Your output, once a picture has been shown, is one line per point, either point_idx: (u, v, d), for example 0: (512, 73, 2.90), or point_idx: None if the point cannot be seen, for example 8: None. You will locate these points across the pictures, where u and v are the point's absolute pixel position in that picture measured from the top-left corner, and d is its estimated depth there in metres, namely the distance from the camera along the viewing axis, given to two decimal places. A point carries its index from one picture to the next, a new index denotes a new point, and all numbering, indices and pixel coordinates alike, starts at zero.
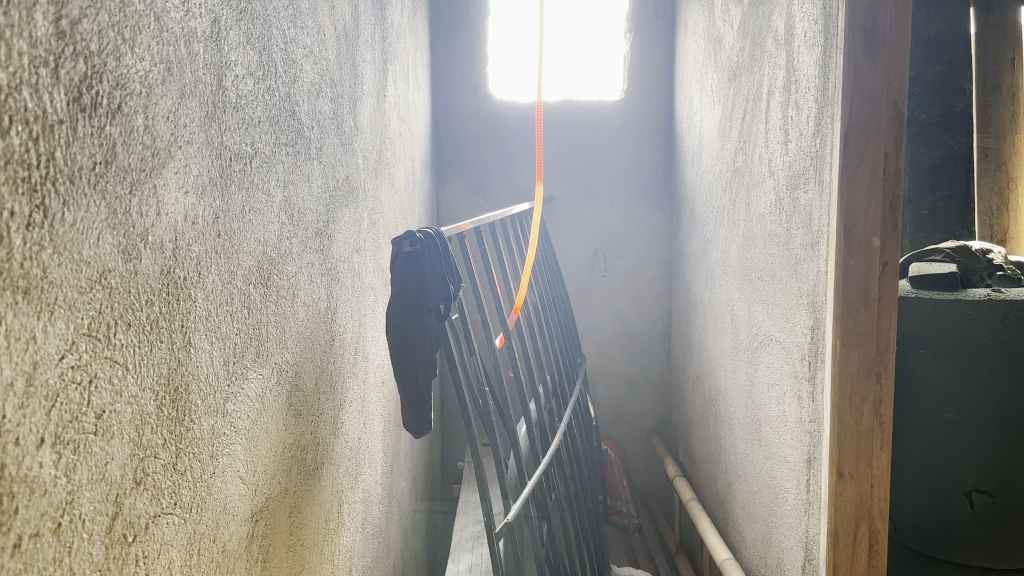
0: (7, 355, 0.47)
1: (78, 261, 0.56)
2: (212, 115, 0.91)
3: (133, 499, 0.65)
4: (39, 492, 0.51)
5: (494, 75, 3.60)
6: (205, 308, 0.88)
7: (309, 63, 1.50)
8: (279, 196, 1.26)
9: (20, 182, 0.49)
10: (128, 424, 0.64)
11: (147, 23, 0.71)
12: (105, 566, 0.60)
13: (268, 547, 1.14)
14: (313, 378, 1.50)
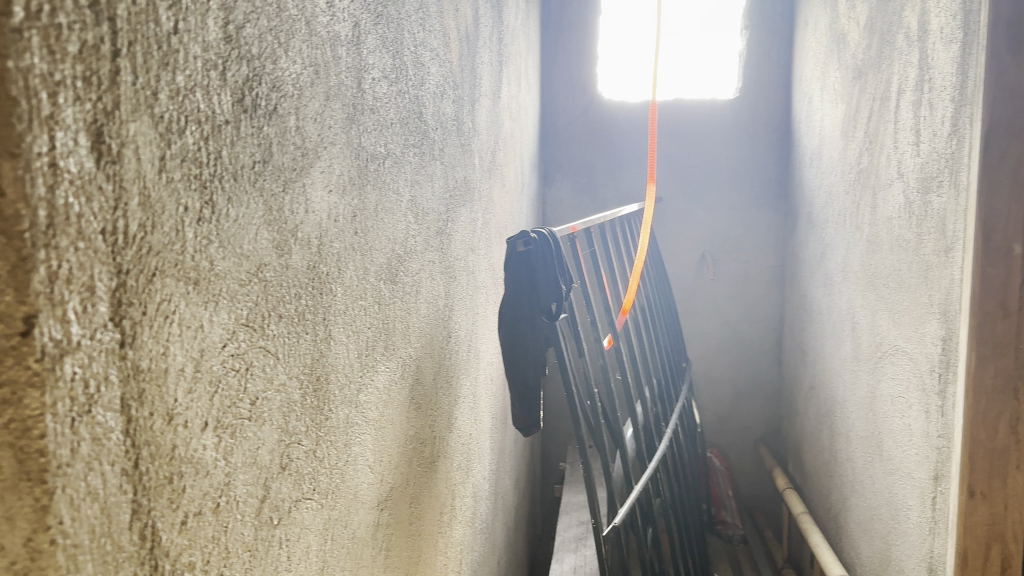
0: (181, 343, 0.50)
1: (240, 255, 0.60)
2: (352, 117, 0.94)
3: (279, 483, 0.68)
4: (202, 476, 0.53)
5: (606, 75, 3.59)
6: (343, 302, 0.91)
7: (435, 66, 1.52)
8: (406, 196, 1.29)
9: (191, 180, 0.52)
10: (277, 412, 0.68)
11: (299, 30, 0.74)
12: (255, 547, 0.63)
13: (391, 537, 1.17)
14: (432, 374, 1.53)
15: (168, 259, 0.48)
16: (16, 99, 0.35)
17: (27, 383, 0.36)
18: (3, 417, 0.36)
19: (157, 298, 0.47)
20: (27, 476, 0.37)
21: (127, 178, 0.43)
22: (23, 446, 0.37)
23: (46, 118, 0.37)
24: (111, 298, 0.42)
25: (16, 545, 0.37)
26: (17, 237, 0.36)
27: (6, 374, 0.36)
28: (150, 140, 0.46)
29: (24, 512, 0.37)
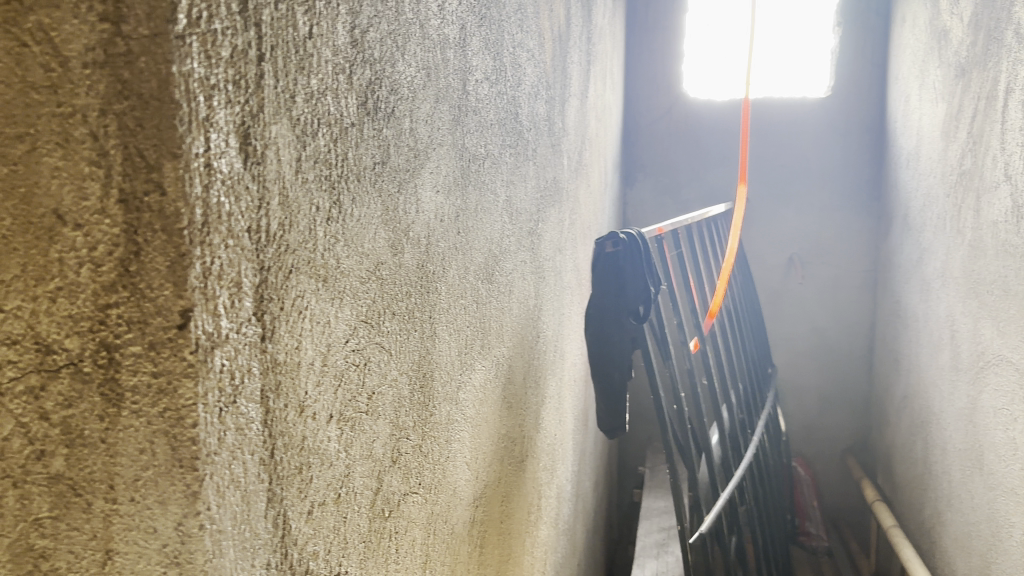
0: (311, 337, 0.52)
1: (361, 254, 0.63)
2: (457, 118, 0.95)
3: (390, 477, 0.71)
4: (327, 467, 0.55)
5: (692, 74, 3.54)
6: (447, 301, 0.93)
7: (531, 66, 1.53)
8: (502, 196, 1.30)
9: (321, 180, 0.54)
10: (388, 406, 0.71)
11: (413, 33, 0.75)
12: (369, 538, 0.65)
13: (484, 534, 1.17)
14: (522, 372, 1.53)
15: (302, 256, 0.50)
16: (178, 102, 0.37)
17: (180, 375, 0.39)
18: (158, 407, 0.39)
19: (293, 293, 0.49)
20: (180, 462, 0.39)
21: (270, 177, 0.45)
22: (176, 434, 0.39)
23: (202, 121, 0.39)
24: (256, 293, 0.44)
25: (167, 529, 0.40)
26: (176, 234, 0.38)
27: (162, 366, 0.38)
28: (289, 141, 0.48)
29: (176, 496, 0.40)
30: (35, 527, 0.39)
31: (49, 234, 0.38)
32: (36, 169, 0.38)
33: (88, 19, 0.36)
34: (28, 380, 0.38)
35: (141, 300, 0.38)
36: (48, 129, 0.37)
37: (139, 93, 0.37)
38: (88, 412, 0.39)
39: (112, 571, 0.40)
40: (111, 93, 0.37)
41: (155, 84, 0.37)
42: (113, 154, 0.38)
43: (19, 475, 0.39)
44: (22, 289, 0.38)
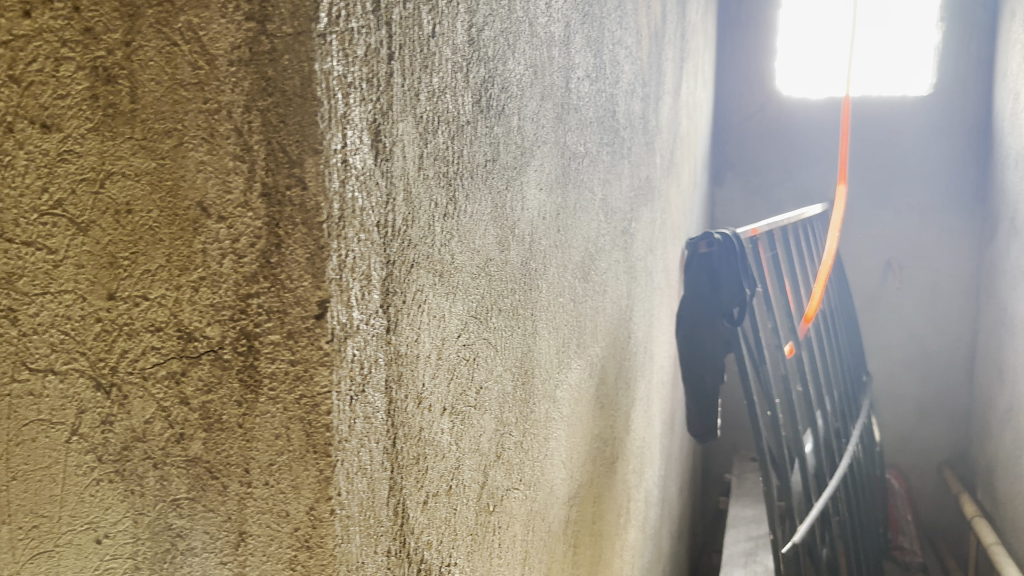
0: (426, 330, 0.55)
1: (473, 249, 0.64)
2: (560, 116, 0.95)
3: (495, 472, 0.72)
4: (438, 458, 0.58)
5: (784, 70, 3.42)
6: (547, 298, 0.93)
7: (628, 63, 1.51)
8: (600, 194, 1.27)
9: (437, 177, 0.56)
10: (496, 402, 0.72)
11: (523, 30, 0.76)
12: (476, 530, 0.67)
13: (578, 531, 1.17)
14: (615, 373, 1.49)
15: (421, 252, 0.53)
16: (319, 99, 0.40)
17: (316, 363, 0.41)
18: (295, 393, 0.42)
19: (413, 287, 0.52)
20: (314, 449, 0.42)
21: (396, 174, 0.48)
22: (311, 420, 0.42)
23: (339, 119, 0.41)
24: (382, 285, 0.47)
25: (299, 512, 0.43)
26: (316, 227, 0.41)
27: (299, 354, 0.41)
28: (412, 139, 0.51)
29: (308, 481, 0.42)
30: (172, 506, 0.44)
31: (194, 226, 0.41)
32: (183, 163, 0.41)
33: (235, 19, 0.39)
34: (170, 365, 0.43)
35: (282, 291, 0.41)
36: (195, 124, 0.41)
37: (283, 90, 0.39)
38: (227, 397, 0.42)
39: (244, 551, 0.44)
40: (255, 90, 0.40)
41: (298, 81, 0.39)
42: (256, 150, 0.40)
43: (160, 456, 0.43)
44: (166, 278, 0.42)
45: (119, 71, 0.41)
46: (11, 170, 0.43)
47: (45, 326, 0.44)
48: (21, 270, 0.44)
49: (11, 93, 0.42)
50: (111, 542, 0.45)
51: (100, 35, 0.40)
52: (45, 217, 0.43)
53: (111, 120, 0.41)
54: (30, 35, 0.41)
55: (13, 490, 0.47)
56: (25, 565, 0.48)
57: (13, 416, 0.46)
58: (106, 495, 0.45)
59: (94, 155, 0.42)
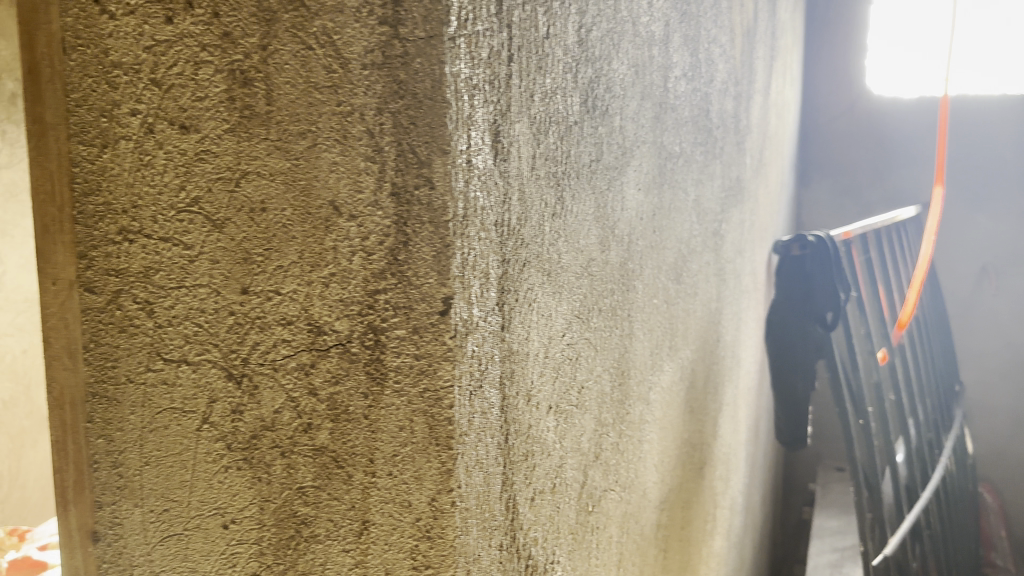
0: (535, 329, 0.55)
1: (577, 249, 0.64)
2: (658, 115, 0.94)
3: (594, 472, 0.72)
4: (543, 457, 0.58)
5: (872, 69, 3.31)
6: (643, 299, 0.92)
7: (722, 61, 1.48)
8: (694, 193, 1.25)
9: (548, 177, 0.56)
10: (595, 403, 0.72)
11: (627, 30, 0.76)
12: (577, 528, 0.67)
13: (668, 536, 1.15)
14: (704, 377, 1.46)
15: (533, 252, 0.54)
16: (448, 101, 0.41)
17: (441, 357, 0.43)
18: (419, 386, 0.44)
19: (525, 285, 0.53)
20: (436, 441, 0.44)
21: (512, 174, 0.50)
22: (434, 413, 0.44)
23: (465, 120, 0.43)
24: (498, 282, 0.48)
25: (421, 503, 0.44)
26: (442, 225, 0.42)
27: (424, 348, 0.44)
28: (527, 139, 0.52)
29: (430, 472, 0.44)
30: (298, 494, 0.46)
31: (326, 225, 0.44)
32: (317, 163, 0.44)
33: (369, 24, 0.42)
34: (300, 357, 0.46)
35: (408, 287, 0.44)
36: (328, 126, 0.43)
37: (414, 92, 0.42)
38: (354, 389, 0.45)
39: (366, 540, 0.46)
40: (388, 93, 0.42)
41: (428, 83, 0.41)
42: (387, 150, 0.43)
43: (287, 445, 0.47)
44: (299, 274, 0.45)
45: (255, 74, 0.44)
46: (151, 169, 0.47)
47: (180, 317, 0.48)
48: (158, 265, 0.48)
49: (152, 96, 0.46)
50: (238, 526, 0.49)
51: (238, 40, 0.44)
52: (182, 214, 0.47)
53: (248, 122, 0.45)
54: (172, 40, 0.45)
55: (146, 475, 0.50)
56: (156, 548, 0.51)
57: (148, 403, 0.50)
58: (234, 482, 0.48)
59: (230, 155, 0.45)
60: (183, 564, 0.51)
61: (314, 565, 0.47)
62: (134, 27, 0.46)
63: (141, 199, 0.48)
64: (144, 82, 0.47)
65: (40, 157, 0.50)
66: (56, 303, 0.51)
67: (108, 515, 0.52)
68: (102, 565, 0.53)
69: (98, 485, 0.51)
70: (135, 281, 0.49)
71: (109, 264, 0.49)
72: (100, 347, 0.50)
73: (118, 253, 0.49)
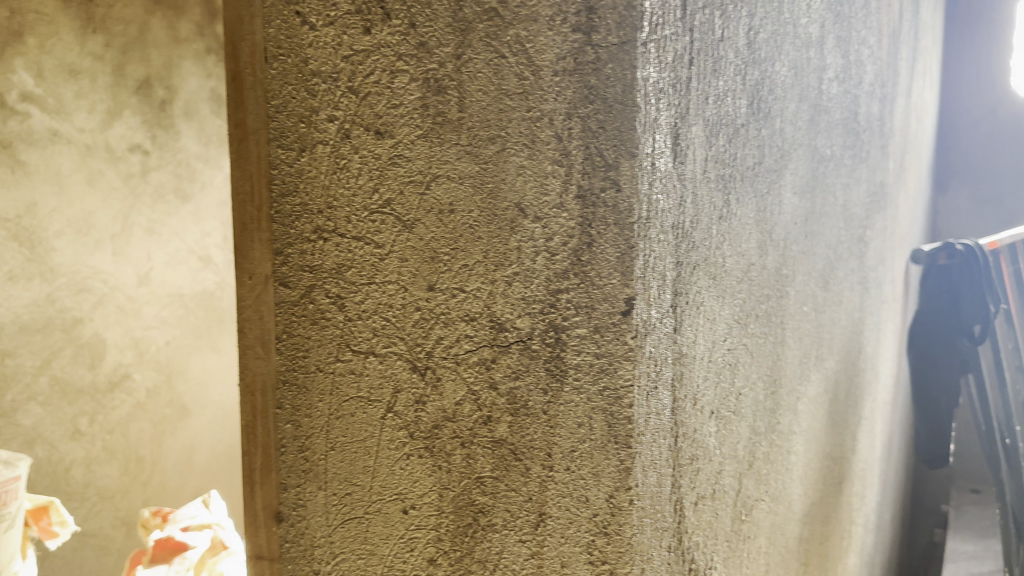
0: (702, 332, 0.55)
1: (739, 254, 0.64)
2: (813, 117, 0.92)
3: (747, 481, 0.71)
4: (706, 462, 0.58)
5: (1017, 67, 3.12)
6: (794, 305, 0.90)
7: (870, 63, 1.43)
8: (842, 198, 1.21)
9: (717, 180, 0.56)
10: (749, 411, 0.71)
11: (788, 32, 0.75)
12: (732, 536, 0.67)
13: (808, 549, 1.13)
14: (845, 388, 1.41)
15: (701, 255, 0.54)
16: (640, 105, 0.43)
17: (622, 357, 0.44)
18: (599, 384, 0.45)
19: (695, 289, 0.53)
20: (615, 439, 0.45)
21: (688, 177, 0.50)
22: (614, 412, 0.45)
23: (652, 125, 0.44)
24: (673, 286, 0.48)
25: (599, 499, 0.46)
26: (627, 227, 0.43)
27: (606, 348, 0.45)
28: (701, 143, 0.52)
29: (609, 470, 0.45)
30: (477, 483, 0.50)
31: (512, 225, 0.47)
32: (504, 167, 0.47)
33: (562, 31, 0.44)
34: (481, 352, 0.49)
35: (590, 287, 0.45)
36: (518, 131, 0.46)
37: (604, 97, 0.43)
38: (533, 384, 0.47)
39: (543, 532, 0.48)
40: (578, 98, 0.44)
41: (620, 88, 0.43)
42: (574, 154, 0.44)
43: (468, 436, 0.50)
44: (483, 273, 0.48)
45: (449, 82, 0.47)
46: (346, 173, 0.51)
47: (369, 311, 0.52)
48: (349, 262, 0.52)
49: (349, 103, 0.50)
50: (417, 512, 0.52)
51: (433, 49, 0.48)
52: (374, 215, 0.51)
53: (440, 128, 0.48)
54: (369, 50, 0.49)
55: (331, 459, 0.54)
56: (336, 530, 0.55)
57: (335, 392, 0.53)
58: (416, 469, 0.52)
59: (422, 160, 0.49)
60: (362, 547, 0.54)
61: (492, 553, 0.49)
62: (334, 37, 0.50)
63: (336, 200, 0.52)
64: (341, 90, 0.51)
65: (241, 161, 0.54)
66: (252, 296, 0.55)
67: (293, 496, 0.56)
68: (284, 545, 0.56)
69: (284, 468, 0.56)
70: (327, 276, 0.53)
71: (303, 260, 0.53)
72: (292, 337, 0.54)
73: (313, 251, 0.53)
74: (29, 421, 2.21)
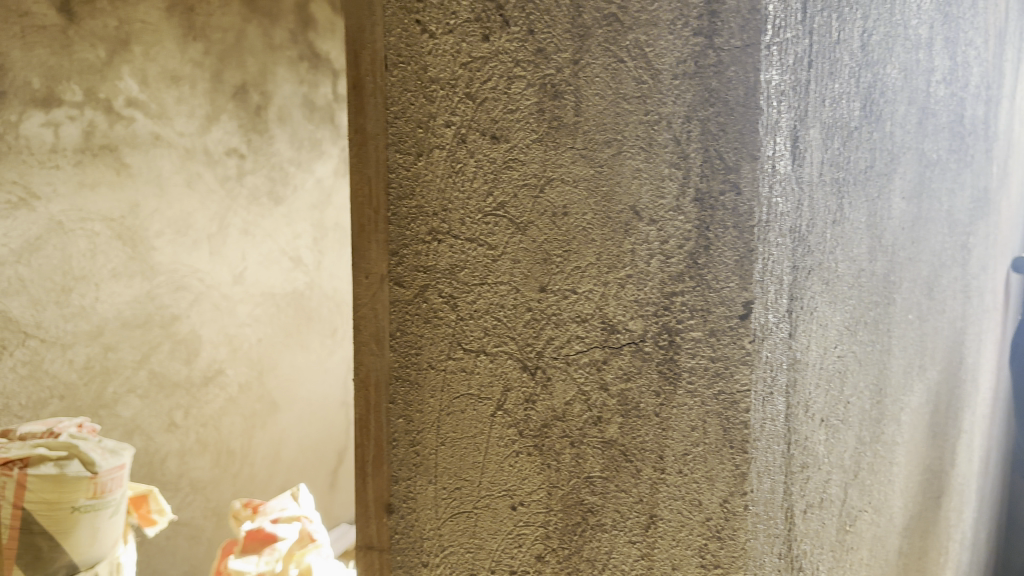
0: (814, 338, 0.55)
1: (850, 259, 0.63)
2: (921, 120, 0.90)
3: (852, 492, 0.70)
4: (815, 470, 0.57)
5: None
6: (900, 313, 0.87)
7: (977, 65, 1.38)
8: (947, 205, 1.17)
9: (831, 184, 0.56)
10: (855, 419, 0.69)
11: (900, 34, 0.73)
12: (837, 545, 0.65)
13: (907, 564, 1.09)
14: (946, 400, 1.37)
15: (816, 259, 0.53)
16: (762, 108, 0.43)
17: (738, 361, 0.45)
18: (713, 388, 0.45)
19: (808, 293, 0.52)
20: (730, 444, 0.45)
21: (805, 180, 0.50)
22: (729, 416, 0.45)
23: (774, 127, 0.44)
24: (790, 290, 0.48)
25: (713, 503, 0.46)
26: (747, 230, 0.44)
27: (721, 351, 0.45)
28: (818, 146, 0.52)
29: (723, 474, 0.46)
30: (586, 483, 0.50)
31: (626, 227, 0.47)
32: (620, 170, 0.47)
33: (683, 35, 0.44)
34: (592, 353, 0.49)
35: (706, 290, 0.45)
36: (635, 134, 0.46)
37: (726, 100, 0.43)
38: (646, 387, 0.48)
39: (653, 534, 0.48)
40: (698, 101, 0.44)
41: (743, 91, 0.43)
42: (693, 156, 0.45)
43: (577, 436, 0.50)
44: (596, 275, 0.49)
45: (566, 87, 0.48)
46: (461, 177, 0.52)
47: (481, 311, 0.53)
48: (463, 263, 0.53)
49: (466, 109, 0.52)
50: (525, 509, 0.53)
51: (551, 55, 0.49)
52: (488, 218, 0.52)
53: (555, 133, 0.49)
54: (486, 57, 0.51)
55: (441, 454, 0.55)
56: (446, 523, 0.56)
57: (447, 388, 0.55)
58: (524, 467, 0.53)
59: (536, 163, 0.50)
60: (470, 540, 0.55)
61: (600, 553, 0.50)
62: (453, 45, 0.52)
63: (451, 203, 0.53)
64: (459, 96, 0.52)
65: (361, 165, 0.56)
66: (368, 295, 0.56)
67: (404, 489, 0.57)
68: (395, 536, 0.58)
69: (396, 461, 0.57)
70: (441, 277, 0.54)
71: (418, 260, 0.55)
72: (405, 334, 0.56)
73: (427, 251, 0.54)
74: (128, 413, 2.24)
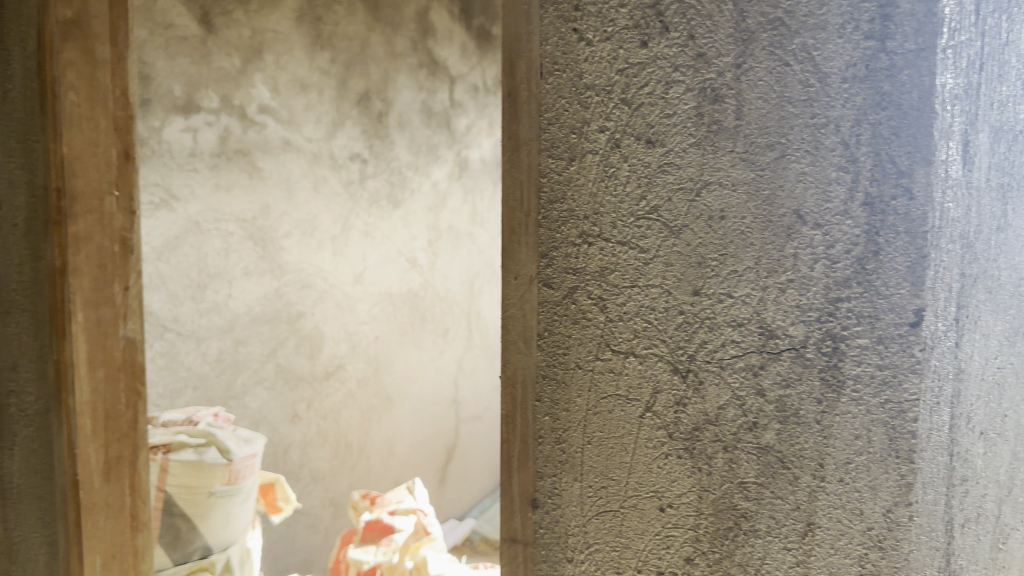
0: (978, 347, 0.53)
1: (1013, 265, 0.60)
2: None
3: (1008, 508, 0.66)
4: (974, 483, 0.56)
5: None
6: None
7: None
8: None
9: (998, 189, 0.54)
10: (1013, 434, 0.66)
11: None
12: (992, 563, 0.63)
13: None
14: None
15: (982, 266, 0.52)
16: (937, 111, 0.45)
17: (907, 369, 0.47)
18: (880, 397, 0.48)
19: (975, 301, 0.51)
20: (897, 453, 0.48)
21: (975, 184, 0.49)
22: (895, 426, 0.48)
23: (948, 133, 0.46)
24: (958, 298, 0.48)
25: (875, 513, 0.49)
26: (920, 235, 0.46)
27: (889, 359, 0.47)
28: (987, 150, 0.50)
29: (888, 483, 0.48)
30: (740, 488, 0.52)
31: (788, 232, 0.49)
32: (783, 174, 0.48)
33: (853, 39, 0.46)
34: (748, 358, 0.50)
35: (875, 296, 0.47)
36: (800, 138, 0.48)
37: (898, 103, 0.46)
38: (807, 393, 0.49)
39: (811, 541, 0.50)
40: (868, 104, 0.46)
41: (916, 94, 0.45)
42: (862, 160, 0.47)
43: (731, 440, 0.51)
44: (754, 279, 0.50)
45: (727, 91, 0.49)
46: (614, 180, 0.53)
47: (631, 313, 0.53)
48: (614, 265, 0.53)
49: (621, 114, 0.52)
50: (674, 511, 0.53)
51: (712, 59, 0.49)
52: (641, 221, 0.52)
53: (714, 136, 0.50)
54: (644, 63, 0.51)
55: (587, 454, 0.55)
56: (591, 521, 0.55)
57: (594, 389, 0.54)
58: (674, 469, 0.53)
59: (693, 167, 0.50)
60: (616, 540, 0.55)
61: (753, 557, 0.52)
62: (609, 51, 0.52)
63: (603, 206, 0.53)
64: (614, 101, 0.52)
65: (513, 170, 0.55)
66: (516, 296, 0.56)
67: (549, 485, 0.56)
68: (538, 531, 0.57)
69: (541, 458, 0.56)
70: (591, 279, 0.54)
71: (567, 263, 0.54)
72: (553, 335, 0.55)
73: (577, 254, 0.54)
74: (255, 404, 2.35)
